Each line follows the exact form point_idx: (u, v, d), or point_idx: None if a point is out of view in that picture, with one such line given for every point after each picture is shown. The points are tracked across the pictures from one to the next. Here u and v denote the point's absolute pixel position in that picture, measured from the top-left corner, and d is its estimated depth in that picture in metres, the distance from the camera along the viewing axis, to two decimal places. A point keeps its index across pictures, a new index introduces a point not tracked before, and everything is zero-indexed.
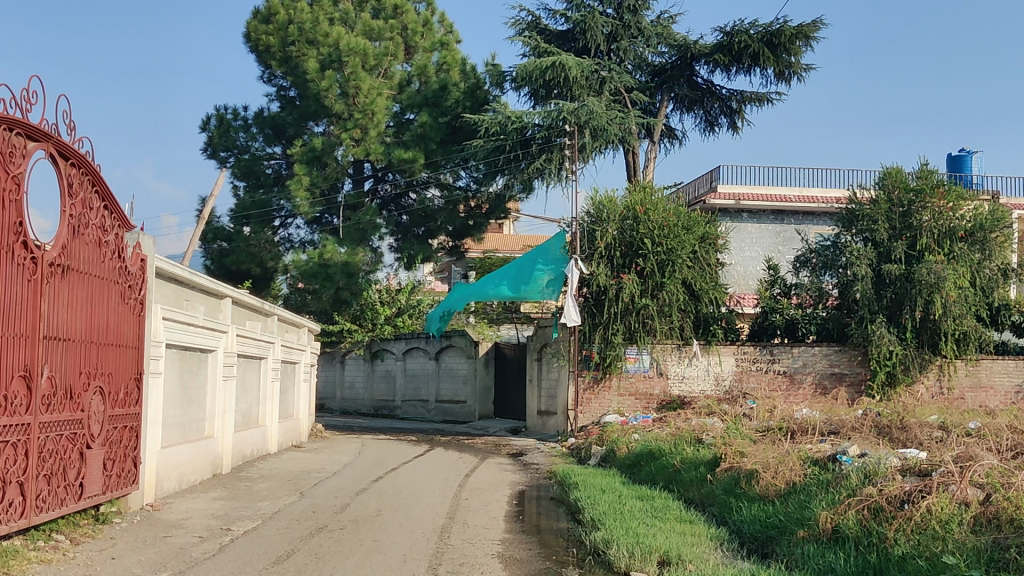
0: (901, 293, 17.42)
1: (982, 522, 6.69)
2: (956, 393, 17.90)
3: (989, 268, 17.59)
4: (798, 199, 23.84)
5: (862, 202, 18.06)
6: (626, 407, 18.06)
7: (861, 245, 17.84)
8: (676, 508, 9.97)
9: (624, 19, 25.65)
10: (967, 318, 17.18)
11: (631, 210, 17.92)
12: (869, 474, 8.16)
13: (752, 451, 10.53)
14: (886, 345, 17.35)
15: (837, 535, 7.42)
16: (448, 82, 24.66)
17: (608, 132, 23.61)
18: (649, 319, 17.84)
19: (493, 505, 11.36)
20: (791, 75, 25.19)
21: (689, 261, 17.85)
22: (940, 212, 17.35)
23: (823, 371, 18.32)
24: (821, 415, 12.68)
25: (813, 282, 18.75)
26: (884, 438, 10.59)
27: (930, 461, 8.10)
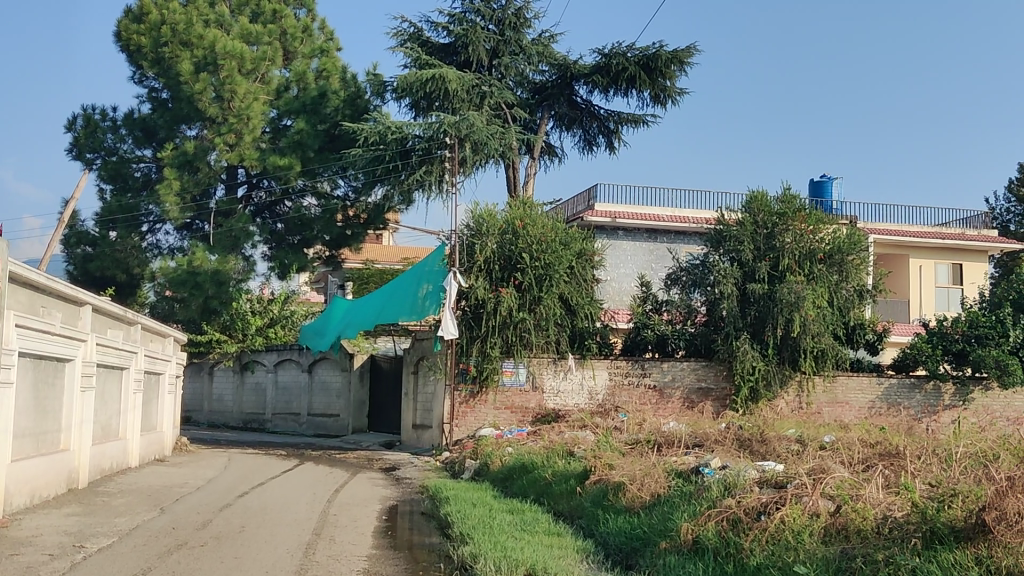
0: (763, 311, 18.03)
1: (831, 533, 6.94)
2: (813, 408, 18.59)
3: (846, 289, 18.32)
4: (671, 219, 24.47)
5: (728, 223, 18.54)
6: (501, 420, 18.13)
7: (726, 265, 18.35)
8: (545, 521, 10.05)
9: (506, 35, 25.91)
10: (824, 336, 17.93)
11: (510, 224, 18.04)
12: (728, 485, 8.41)
13: (620, 463, 10.74)
14: (749, 360, 17.96)
15: (698, 547, 7.59)
16: (327, 90, 24.40)
17: (488, 147, 23.78)
18: (525, 332, 17.92)
19: (361, 521, 11.20)
20: (666, 99, 25.87)
21: (565, 276, 18.06)
22: (800, 235, 18.06)
23: (691, 385, 18.88)
24: (686, 428, 13.00)
25: (682, 299, 19.18)
26: (745, 450, 10.93)
27: (786, 474, 8.40)
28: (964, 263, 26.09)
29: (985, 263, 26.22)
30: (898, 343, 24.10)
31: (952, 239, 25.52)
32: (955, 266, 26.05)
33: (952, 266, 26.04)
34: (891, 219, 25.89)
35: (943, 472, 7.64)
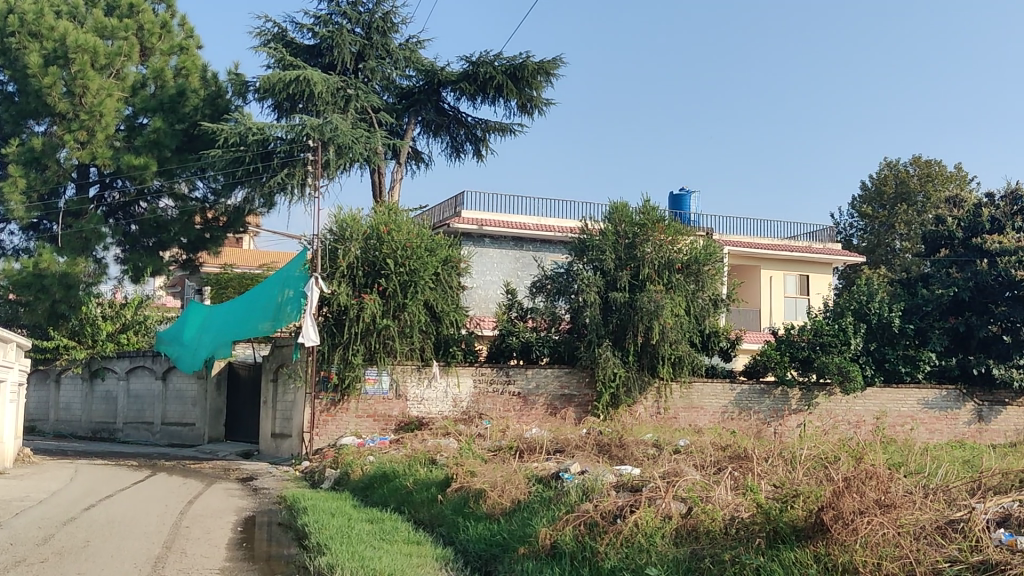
0: (624, 318, 18.39)
1: (682, 535, 7.12)
2: (670, 413, 19.00)
3: (703, 299, 18.84)
4: (536, 227, 24.75)
5: (592, 233, 18.81)
6: (363, 429, 17.89)
7: (589, 274, 18.57)
8: (404, 530, 9.96)
9: (373, 39, 25.70)
10: (681, 343, 18.39)
11: (374, 230, 17.86)
12: (586, 490, 8.53)
13: (482, 470, 10.78)
14: (610, 367, 18.23)
15: (556, 551, 7.63)
16: (186, 88, 23.62)
17: (353, 151, 23.49)
18: (389, 340, 17.79)
19: (215, 533, 10.83)
20: (532, 109, 26.19)
21: (431, 283, 18.00)
22: (660, 245, 18.49)
23: (554, 392, 19.12)
24: (547, 434, 13.13)
25: (547, 306, 19.28)
26: (604, 455, 11.12)
27: (641, 477, 8.60)
28: (810, 274, 27.39)
29: (829, 275, 27.59)
30: (749, 350, 25.06)
31: (800, 251, 26.73)
32: (802, 277, 27.31)
33: (800, 277, 27.28)
34: (745, 231, 26.92)
35: (788, 474, 7.94)
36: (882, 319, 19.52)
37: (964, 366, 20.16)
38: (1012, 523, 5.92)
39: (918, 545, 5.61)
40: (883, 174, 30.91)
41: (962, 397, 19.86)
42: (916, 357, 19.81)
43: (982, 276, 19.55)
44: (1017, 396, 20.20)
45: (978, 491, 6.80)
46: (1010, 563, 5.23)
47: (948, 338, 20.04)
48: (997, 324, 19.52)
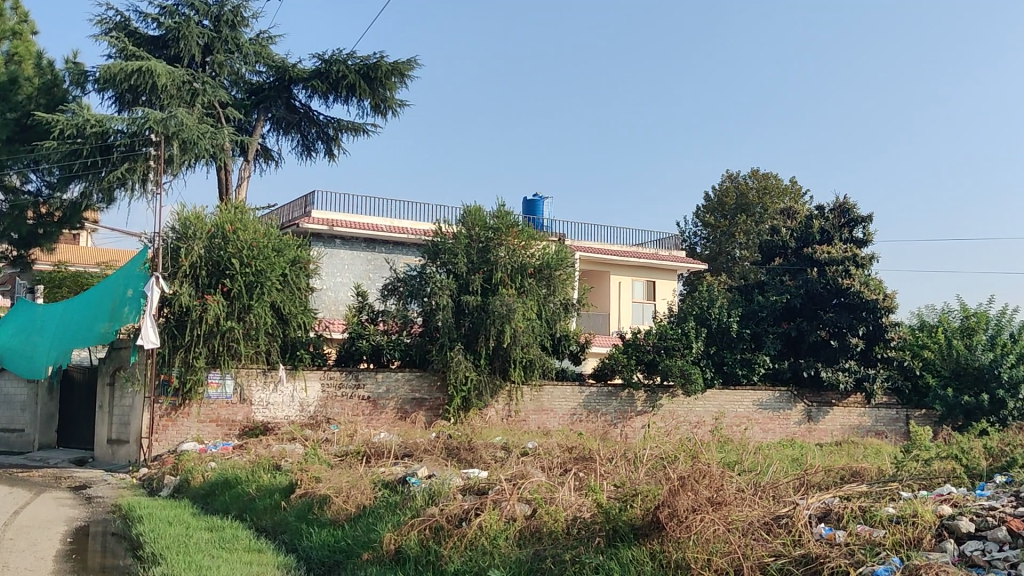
0: (478, 322, 18.20)
1: (525, 536, 7.19)
2: (521, 415, 19.04)
3: (553, 303, 19.01)
4: (389, 229, 24.61)
5: (445, 236, 18.66)
6: (205, 434, 17.31)
7: (442, 276, 18.33)
8: (245, 538, 9.66)
9: (222, 32, 24.87)
10: (532, 347, 18.47)
11: (219, 228, 17.29)
12: (433, 494, 8.50)
13: (327, 475, 10.61)
14: (462, 370, 18.05)
15: (400, 557, 7.49)
16: (19, 76, 22.28)
17: (198, 147, 22.72)
18: (233, 342, 17.22)
19: (42, 546, 10.24)
20: (386, 109, 26.03)
21: (278, 284, 17.57)
22: (513, 250, 18.57)
23: (405, 396, 19.04)
24: (396, 438, 13.03)
25: (399, 308, 18.99)
26: (453, 459, 11.12)
27: (487, 480, 8.65)
28: (657, 280, 28.25)
29: (674, 281, 28.53)
30: (598, 354, 25.62)
31: (646, 258, 27.52)
32: (649, 283, 28.12)
33: (647, 283, 28.08)
34: (595, 238, 27.53)
35: (629, 474, 8.12)
36: (721, 324, 20.34)
37: (796, 369, 20.98)
38: (831, 517, 6.27)
39: (745, 541, 5.85)
40: (725, 186, 32.29)
41: (793, 398, 20.62)
42: (752, 360, 20.62)
43: (812, 284, 20.57)
44: (842, 397, 21.12)
45: (803, 488, 7.15)
46: (828, 556, 5.54)
47: (781, 342, 20.97)
48: (826, 329, 20.59)
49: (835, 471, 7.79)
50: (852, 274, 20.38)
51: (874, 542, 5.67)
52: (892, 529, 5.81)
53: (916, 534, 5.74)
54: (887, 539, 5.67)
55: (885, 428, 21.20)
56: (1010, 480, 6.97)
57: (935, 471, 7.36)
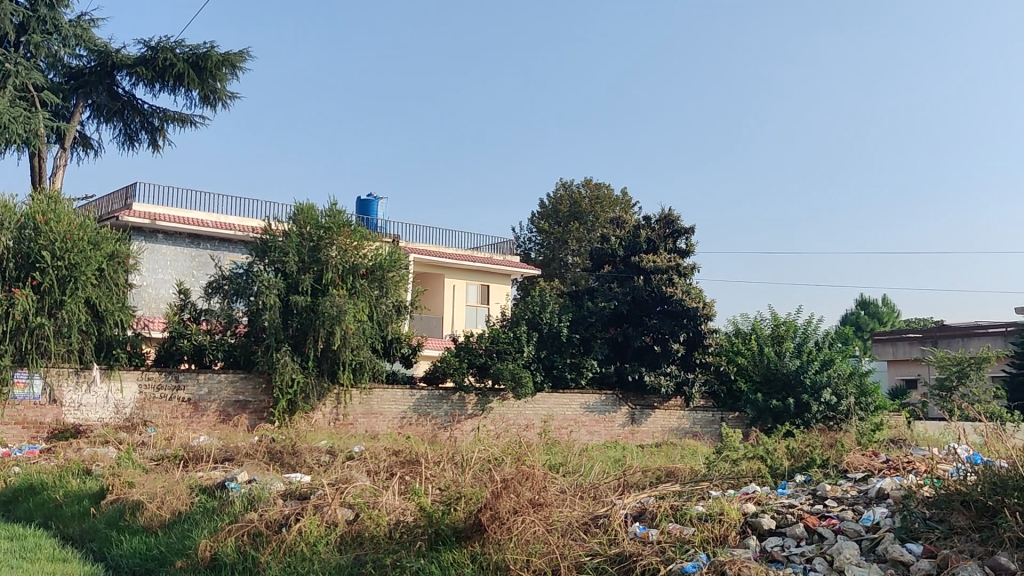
0: (306, 323, 17.70)
1: (347, 541, 7.09)
2: (349, 419, 18.58)
3: (385, 305, 18.73)
4: (215, 225, 23.81)
5: (275, 233, 17.96)
6: (10, 436, 15.96)
7: (271, 276, 17.66)
8: (48, 547, 9.08)
9: (39, 11, 23.41)
10: (363, 349, 18.17)
11: (31, 219, 16.29)
12: (252, 499, 8.27)
13: (142, 480, 10.13)
14: (288, 372, 17.39)
15: (215, 564, 7.20)
16: None
17: (8, 131, 21.30)
18: (42, 339, 16.27)
19: None
20: (216, 101, 25.19)
21: (93, 279, 16.73)
22: (345, 250, 18.14)
23: (228, 398, 18.40)
24: (217, 441, 12.58)
25: (223, 308, 18.31)
26: (275, 463, 10.84)
27: (310, 485, 8.47)
28: (490, 285, 28.49)
29: (507, 285, 28.88)
30: (430, 356, 25.58)
31: (480, 261, 27.71)
32: (483, 286, 28.32)
33: (481, 286, 28.27)
34: (429, 240, 27.52)
35: (455, 477, 8.13)
36: (552, 328, 20.75)
37: (621, 372, 21.42)
38: (646, 517, 6.49)
39: (563, 541, 5.97)
40: (559, 194, 33.05)
41: (618, 401, 21.10)
42: (580, 364, 21.01)
43: (638, 291, 21.41)
44: (664, 400, 21.69)
45: (622, 488, 7.36)
46: (640, 554, 5.73)
47: (608, 347, 21.54)
48: (650, 335, 21.38)
49: (651, 472, 8.06)
50: (675, 282, 21.28)
51: (684, 539, 5.91)
52: (700, 527, 6.06)
53: (722, 531, 6.00)
54: (697, 536, 5.91)
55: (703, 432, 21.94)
56: (808, 479, 7.42)
57: (742, 471, 7.75)
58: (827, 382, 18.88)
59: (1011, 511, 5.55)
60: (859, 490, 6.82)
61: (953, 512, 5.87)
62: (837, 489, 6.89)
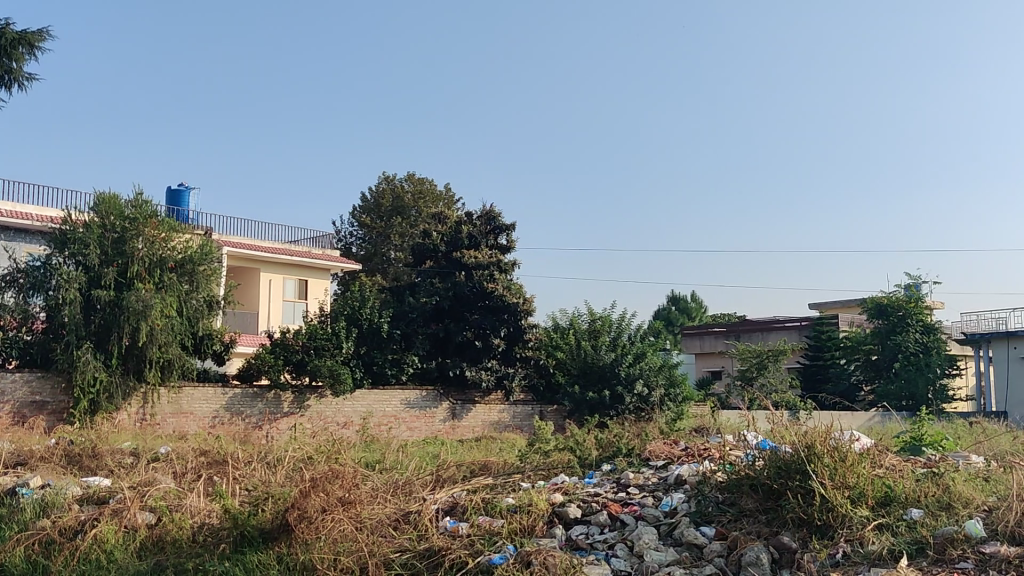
0: (109, 319, 16.04)
1: (148, 547, 6.80)
2: (157, 419, 16.88)
3: (196, 300, 17.30)
4: (10, 214, 22.31)
5: (75, 224, 16.32)
6: None
7: (70, 269, 16.00)
8: None
9: None
10: (172, 346, 16.62)
11: None
12: (44, 505, 7.78)
13: None
14: (90, 370, 15.73)
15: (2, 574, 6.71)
16: None
17: None
18: None
19: None
20: (11, 82, 23.45)
21: None
22: (152, 242, 16.66)
23: (23, 399, 15.93)
24: (7, 445, 11.73)
25: (17, 303, 16.30)
26: (73, 467, 10.22)
27: (109, 488, 8.08)
28: (307, 279, 27.97)
29: (326, 280, 28.43)
30: (244, 353, 24.84)
31: (297, 256, 27.15)
32: (300, 281, 27.76)
33: (299, 281, 27.70)
34: (244, 233, 26.74)
35: (265, 477, 7.94)
36: (372, 324, 20.01)
37: (442, 368, 20.99)
38: (457, 510, 6.54)
39: (372, 538, 5.96)
40: (381, 188, 32.83)
41: (438, 397, 20.38)
42: (402, 360, 20.28)
43: (460, 287, 21.42)
44: (484, 395, 21.43)
45: (434, 483, 7.36)
46: (449, 548, 5.78)
47: (429, 343, 21.12)
48: (471, 330, 21.20)
49: (466, 465, 8.14)
50: (496, 278, 21.52)
51: (493, 531, 6.00)
52: (509, 519, 6.15)
53: (530, 522, 6.11)
54: (504, 528, 6.02)
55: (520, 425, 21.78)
56: (614, 468, 7.68)
57: (553, 462, 7.93)
58: (640, 374, 19.58)
59: (794, 494, 5.92)
60: (660, 477, 7.11)
61: (742, 496, 6.21)
62: (639, 476, 7.16)
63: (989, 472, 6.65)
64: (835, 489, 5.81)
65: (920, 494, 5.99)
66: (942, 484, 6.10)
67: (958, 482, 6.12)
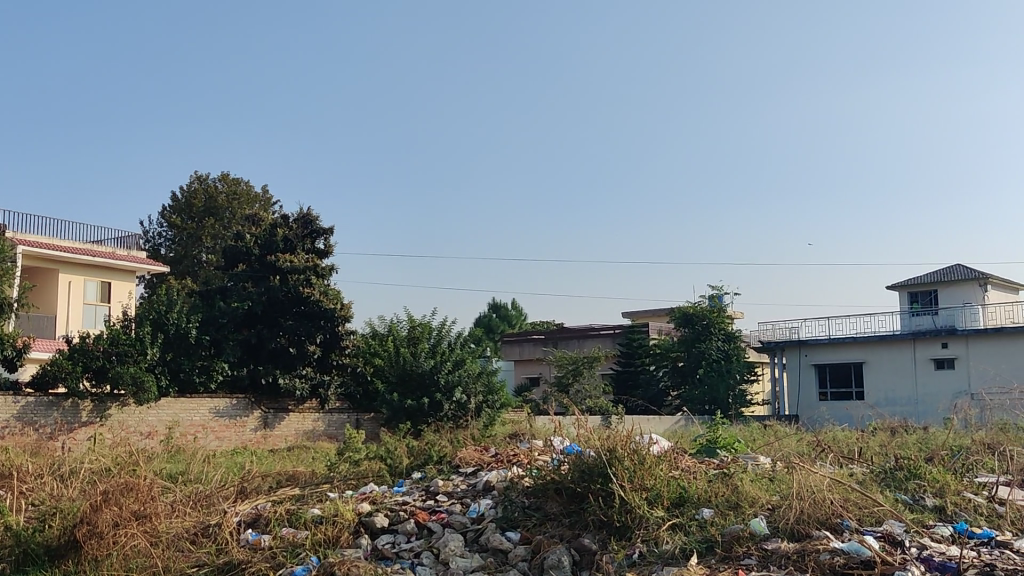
0: None
1: None
2: None
3: None
4: None
5: None
6: None
7: None
8: None
9: None
10: None
11: None
12: None
13: None
14: None
15: None
16: None
17: None
18: None
19: None
20: None
21: None
22: None
23: None
24: None
25: None
26: None
27: None
28: (111, 282, 26.60)
29: (131, 283, 27.14)
30: (39, 359, 23.35)
31: (100, 257, 25.78)
32: (103, 284, 26.38)
33: (101, 284, 26.31)
34: (41, 232, 25.15)
35: (57, 491, 7.48)
36: (179, 330, 19.15)
37: (254, 375, 20.12)
38: (260, 523, 6.39)
39: (168, 553, 5.92)
40: (193, 187, 31.67)
41: (249, 405, 19.44)
42: (210, 367, 19.44)
43: (274, 291, 20.71)
44: (299, 404, 20.60)
45: (238, 496, 7.13)
46: (250, 561, 5.71)
47: (240, 349, 20.27)
48: (285, 336, 20.62)
49: (272, 476, 7.93)
50: (312, 283, 21.00)
51: (296, 543, 5.92)
52: (314, 530, 6.06)
53: (335, 533, 6.03)
54: (309, 539, 5.93)
55: (333, 434, 21.20)
56: (424, 476, 7.70)
57: (363, 471, 7.86)
58: (458, 381, 19.61)
59: (595, 496, 6.11)
60: (468, 484, 7.15)
61: (548, 500, 6.33)
62: (448, 484, 7.18)
63: (774, 472, 7.05)
64: (633, 491, 6.01)
65: (712, 494, 6.28)
66: (732, 485, 6.42)
67: (746, 482, 6.46)
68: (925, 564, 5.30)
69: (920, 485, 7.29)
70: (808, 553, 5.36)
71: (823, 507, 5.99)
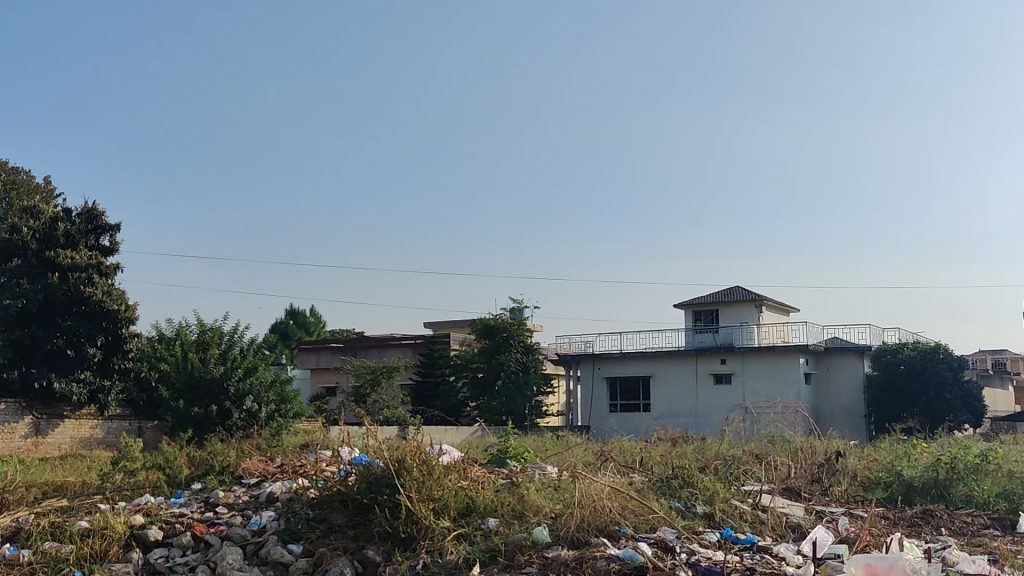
0: None
1: None
2: None
3: None
4: None
5: None
6: None
7: None
8: None
9: None
10: None
11: None
12: None
13: None
14: None
15: None
16: None
17: None
18: None
19: None
20: None
21: None
22: None
23: None
24: None
25: None
26: None
27: None
28: None
29: None
30: None
31: None
32: None
33: None
34: None
35: None
36: None
37: (26, 378, 18.79)
38: (19, 536, 6.00)
39: None
40: None
41: (19, 411, 18.12)
42: None
43: (52, 288, 19.34)
44: (74, 409, 19.50)
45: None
46: None
47: (11, 351, 18.82)
48: (63, 338, 19.34)
49: (37, 487, 7.44)
50: (94, 282, 19.83)
51: (58, 558, 5.65)
52: (80, 544, 5.77)
53: (104, 546, 5.76)
54: (73, 553, 5.67)
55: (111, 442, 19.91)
56: (204, 487, 7.43)
57: (138, 482, 7.50)
58: (249, 389, 18.92)
59: (382, 507, 6.07)
60: (250, 495, 6.94)
61: (333, 512, 6.24)
62: (229, 495, 6.93)
63: (559, 482, 7.22)
64: (420, 501, 6.02)
65: (497, 504, 6.36)
66: (518, 495, 6.52)
67: (531, 492, 6.59)
68: (692, 568, 5.57)
69: (692, 493, 7.67)
70: (585, 560, 5.51)
71: (603, 515, 6.16)
